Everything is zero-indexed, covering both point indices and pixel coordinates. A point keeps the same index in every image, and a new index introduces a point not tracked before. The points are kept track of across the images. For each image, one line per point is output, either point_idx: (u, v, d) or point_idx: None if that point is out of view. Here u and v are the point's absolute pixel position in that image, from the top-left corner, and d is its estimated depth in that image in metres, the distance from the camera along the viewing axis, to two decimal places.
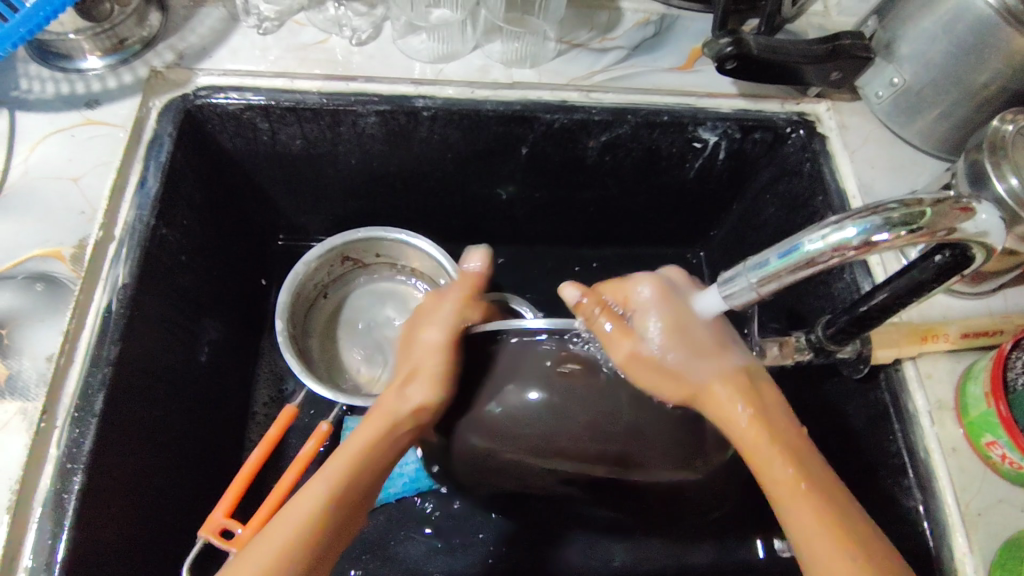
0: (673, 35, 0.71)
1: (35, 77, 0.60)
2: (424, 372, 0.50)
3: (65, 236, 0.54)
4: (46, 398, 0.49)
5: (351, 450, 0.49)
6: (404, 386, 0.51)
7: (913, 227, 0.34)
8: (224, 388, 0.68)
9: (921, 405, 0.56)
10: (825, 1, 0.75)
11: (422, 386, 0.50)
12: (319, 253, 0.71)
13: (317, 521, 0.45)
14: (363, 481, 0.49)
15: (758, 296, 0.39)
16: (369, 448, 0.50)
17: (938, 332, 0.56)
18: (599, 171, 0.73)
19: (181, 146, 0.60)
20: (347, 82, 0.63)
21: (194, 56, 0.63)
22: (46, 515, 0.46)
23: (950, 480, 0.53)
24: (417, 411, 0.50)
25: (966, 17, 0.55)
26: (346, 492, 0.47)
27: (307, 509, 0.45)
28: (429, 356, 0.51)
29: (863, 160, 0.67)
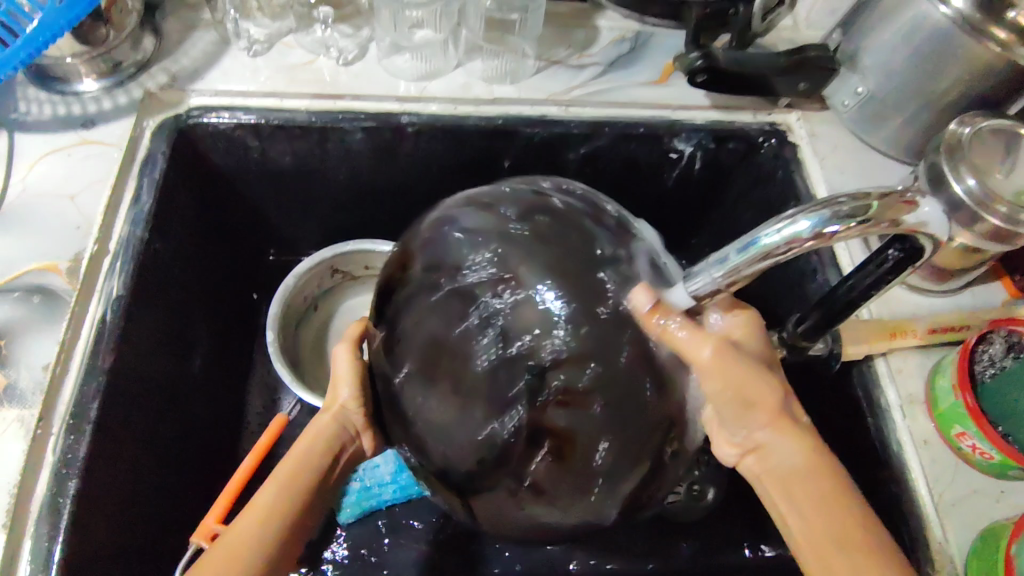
0: (648, 51, 0.74)
1: (33, 100, 0.63)
2: (345, 377, 0.53)
3: (62, 251, 0.56)
4: (44, 406, 0.50)
5: (292, 458, 0.50)
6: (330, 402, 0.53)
7: (861, 219, 0.36)
8: (216, 400, 0.70)
9: (893, 400, 0.58)
10: (794, 17, 0.78)
11: (348, 392, 0.52)
12: (309, 266, 0.73)
13: (271, 527, 0.45)
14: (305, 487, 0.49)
15: (721, 292, 0.41)
16: (305, 454, 0.50)
17: (907, 328, 0.58)
18: (581, 182, 0.75)
19: (173, 163, 0.63)
20: (334, 101, 0.66)
21: (186, 78, 0.65)
22: (42, 520, 0.47)
23: (922, 473, 0.55)
24: (351, 412, 0.52)
25: (923, 27, 0.58)
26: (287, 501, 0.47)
27: (258, 530, 0.45)
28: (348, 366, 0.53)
29: (832, 167, 0.69)
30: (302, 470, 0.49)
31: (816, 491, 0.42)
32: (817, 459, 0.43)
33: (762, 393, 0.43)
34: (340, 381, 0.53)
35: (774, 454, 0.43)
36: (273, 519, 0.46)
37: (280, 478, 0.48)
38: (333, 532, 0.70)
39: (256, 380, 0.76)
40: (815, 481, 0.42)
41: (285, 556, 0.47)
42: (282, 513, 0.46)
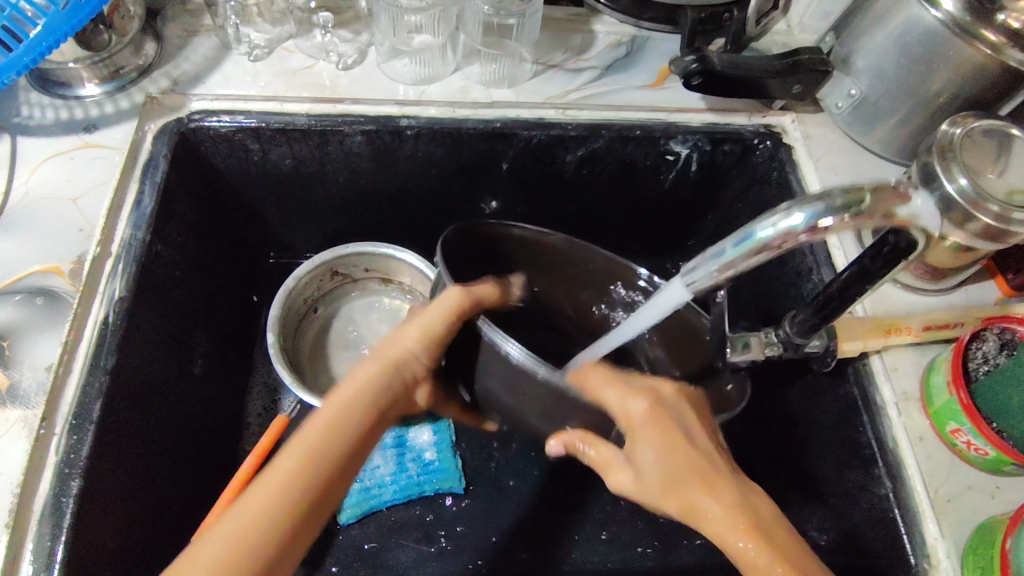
0: (644, 54, 0.75)
1: (35, 104, 0.63)
2: (417, 326, 0.51)
3: (64, 253, 0.57)
4: (46, 405, 0.51)
5: (345, 393, 0.48)
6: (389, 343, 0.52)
7: (855, 211, 0.37)
8: (216, 402, 0.70)
9: (889, 397, 0.58)
10: (788, 20, 0.79)
11: (417, 339, 0.51)
12: (309, 268, 0.74)
13: (294, 481, 0.44)
14: (358, 424, 0.48)
15: (718, 284, 0.42)
16: (363, 391, 0.49)
17: (901, 326, 0.59)
18: (578, 184, 0.76)
19: (175, 167, 0.63)
20: (334, 104, 0.67)
21: (188, 82, 0.66)
22: (44, 518, 0.47)
23: (918, 468, 0.55)
24: (411, 363, 0.51)
25: (914, 30, 0.59)
26: (319, 455, 0.45)
27: (279, 482, 0.43)
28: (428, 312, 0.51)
29: (827, 167, 0.70)
30: (356, 403, 0.48)
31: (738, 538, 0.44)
32: (728, 517, 0.45)
33: (669, 460, 0.46)
34: (414, 327, 0.51)
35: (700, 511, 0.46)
36: (318, 455, 0.45)
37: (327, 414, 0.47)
38: (333, 534, 0.70)
39: (257, 382, 0.76)
40: (738, 542, 0.44)
41: (322, 503, 0.45)
42: (310, 469, 0.44)
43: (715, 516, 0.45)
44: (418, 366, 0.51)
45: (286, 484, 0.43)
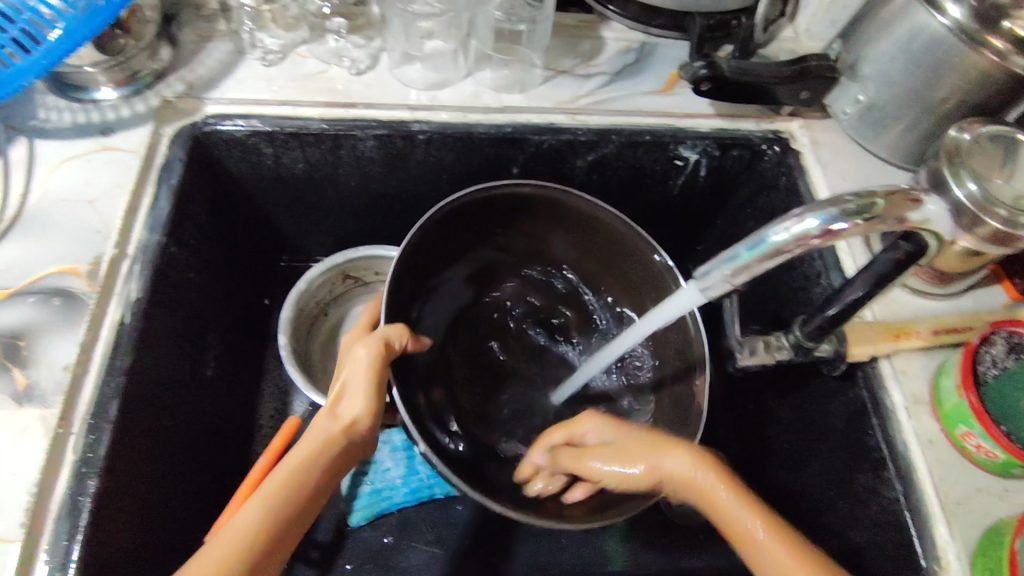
0: (653, 60, 0.76)
1: (52, 108, 0.64)
2: (354, 388, 0.51)
3: (81, 254, 0.57)
4: (64, 404, 0.51)
5: (294, 458, 0.47)
6: (335, 406, 0.51)
7: (868, 216, 0.37)
8: (228, 404, 0.70)
9: (898, 401, 0.59)
10: (795, 27, 0.80)
11: (358, 403, 0.51)
12: (321, 271, 0.74)
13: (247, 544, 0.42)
14: (308, 483, 0.46)
15: (733, 288, 0.42)
16: (311, 452, 0.48)
17: (911, 330, 0.59)
18: (588, 188, 0.77)
19: (189, 170, 0.64)
20: (347, 109, 0.67)
21: (203, 87, 0.67)
22: (61, 517, 0.48)
23: (928, 471, 0.56)
24: (361, 425, 0.50)
25: (921, 37, 0.60)
26: (270, 517, 0.44)
27: (231, 546, 0.42)
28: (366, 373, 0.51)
29: (835, 173, 0.71)
30: (308, 467, 0.47)
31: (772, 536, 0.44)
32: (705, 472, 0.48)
33: (627, 438, 0.52)
34: (352, 388, 0.51)
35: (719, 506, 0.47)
36: (275, 513, 0.44)
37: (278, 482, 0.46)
38: (344, 535, 0.71)
39: (268, 384, 0.77)
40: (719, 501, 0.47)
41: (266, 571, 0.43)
42: (260, 531, 0.43)
43: (682, 473, 0.49)
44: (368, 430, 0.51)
45: (235, 550, 0.41)
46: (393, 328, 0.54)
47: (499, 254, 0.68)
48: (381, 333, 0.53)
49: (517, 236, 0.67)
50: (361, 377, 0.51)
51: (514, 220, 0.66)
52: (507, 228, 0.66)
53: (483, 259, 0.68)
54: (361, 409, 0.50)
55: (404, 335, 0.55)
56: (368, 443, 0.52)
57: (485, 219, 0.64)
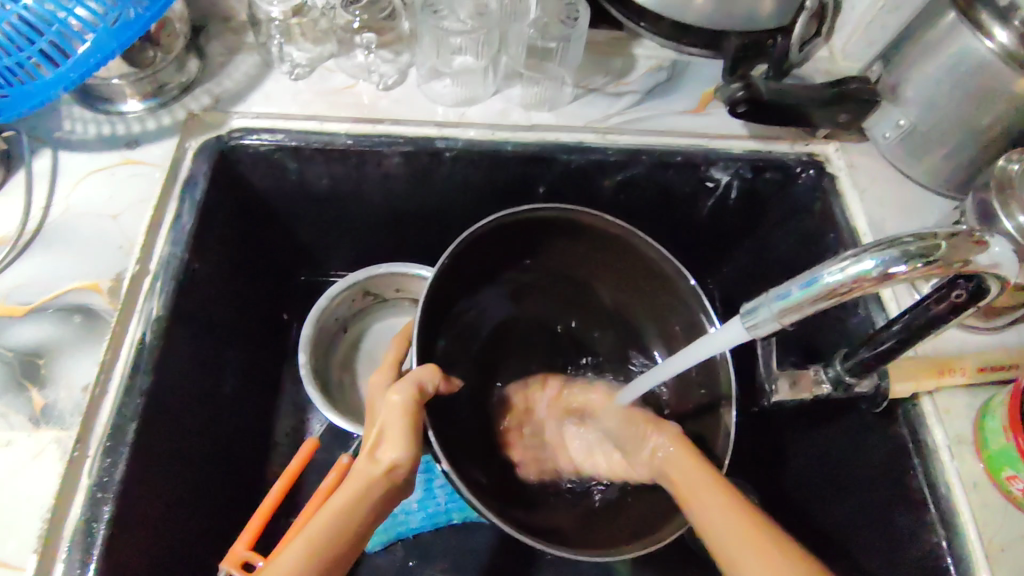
0: (686, 79, 0.74)
1: (78, 119, 0.64)
2: (390, 433, 0.47)
3: (102, 270, 0.56)
4: (81, 426, 0.50)
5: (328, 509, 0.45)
6: (371, 449, 0.47)
7: (931, 258, 0.35)
8: (246, 422, 0.69)
9: (941, 440, 0.56)
10: (831, 47, 0.78)
11: (393, 449, 0.47)
12: (341, 288, 0.73)
13: None
14: (342, 538, 0.44)
15: (783, 326, 0.41)
16: (346, 505, 0.44)
17: (955, 366, 0.56)
18: (615, 209, 0.75)
19: (213, 185, 0.63)
20: (373, 125, 0.66)
21: (229, 100, 0.66)
22: (75, 543, 0.47)
23: (971, 515, 0.53)
24: (401, 472, 0.46)
25: (968, 63, 0.58)
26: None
27: None
28: (401, 417, 0.47)
29: (872, 200, 0.68)
30: (343, 522, 0.44)
31: (733, 524, 0.43)
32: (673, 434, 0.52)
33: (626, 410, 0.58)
34: (387, 432, 0.47)
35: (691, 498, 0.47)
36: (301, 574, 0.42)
37: (315, 538, 0.43)
38: (360, 558, 0.69)
39: (285, 400, 0.75)
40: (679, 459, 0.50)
41: None
42: None
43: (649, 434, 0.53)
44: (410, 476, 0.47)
45: None
46: (426, 371, 0.50)
47: (531, 277, 0.64)
48: (413, 376, 0.49)
49: (548, 257, 0.63)
50: (397, 420, 0.47)
51: (539, 249, 0.62)
52: (537, 252, 0.62)
53: (518, 280, 0.63)
54: (396, 457, 0.46)
55: (437, 376, 0.50)
56: (406, 492, 0.48)
57: (511, 245, 0.60)
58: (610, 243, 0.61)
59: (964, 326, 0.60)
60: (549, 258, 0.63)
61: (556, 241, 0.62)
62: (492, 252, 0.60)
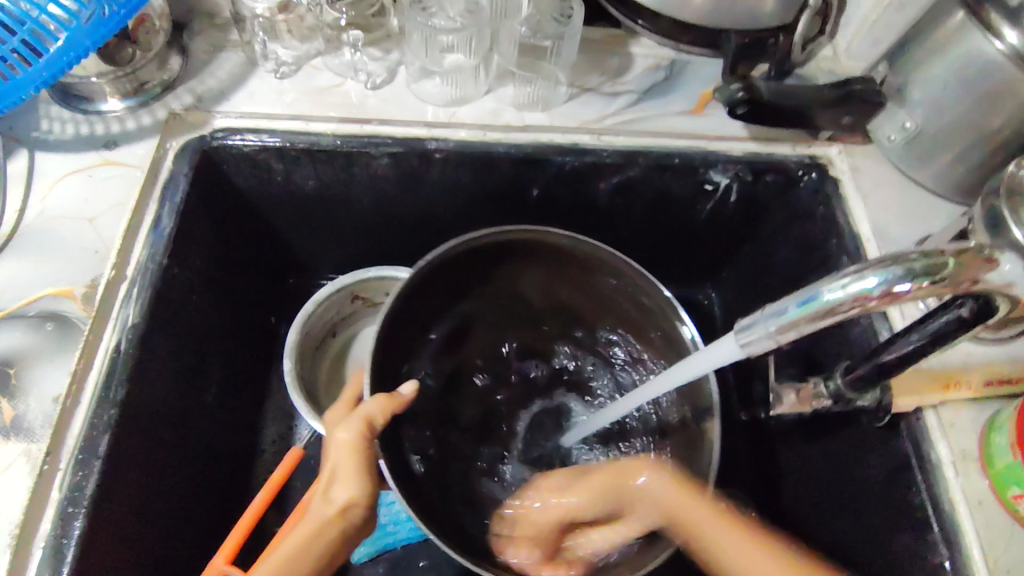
0: (684, 79, 0.72)
1: (56, 118, 0.62)
2: (340, 472, 0.47)
3: (78, 276, 0.54)
4: (52, 438, 0.48)
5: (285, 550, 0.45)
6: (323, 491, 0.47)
7: (936, 277, 0.33)
8: (229, 429, 0.67)
9: (945, 456, 0.54)
10: (835, 46, 0.75)
11: (344, 488, 0.46)
12: (329, 293, 0.71)
13: None
14: None
15: (778, 344, 0.40)
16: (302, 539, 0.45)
17: (960, 379, 0.55)
18: (610, 212, 0.73)
19: (195, 186, 0.61)
20: (361, 125, 0.64)
21: (212, 99, 0.64)
22: (44, 559, 0.45)
23: (977, 535, 0.51)
24: (356, 508, 0.46)
25: (977, 64, 0.56)
26: None
27: None
28: (350, 456, 0.47)
29: (876, 204, 0.66)
30: None
31: (716, 522, 0.47)
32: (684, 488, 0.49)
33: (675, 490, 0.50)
34: (337, 470, 0.47)
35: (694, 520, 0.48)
36: None
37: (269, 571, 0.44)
38: (346, 570, 0.68)
39: (272, 406, 0.74)
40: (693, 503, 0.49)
41: None
42: None
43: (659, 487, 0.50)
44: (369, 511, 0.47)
45: None
46: (375, 403, 0.49)
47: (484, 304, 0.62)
48: (361, 412, 0.48)
49: (502, 283, 0.61)
50: (346, 455, 0.47)
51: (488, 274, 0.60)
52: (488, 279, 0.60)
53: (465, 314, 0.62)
54: (350, 495, 0.46)
55: (387, 408, 0.49)
56: (370, 525, 0.48)
57: (465, 274, 0.59)
58: (566, 260, 0.59)
59: (973, 337, 0.57)
60: (500, 284, 0.61)
61: (507, 264, 0.60)
62: (446, 282, 0.58)
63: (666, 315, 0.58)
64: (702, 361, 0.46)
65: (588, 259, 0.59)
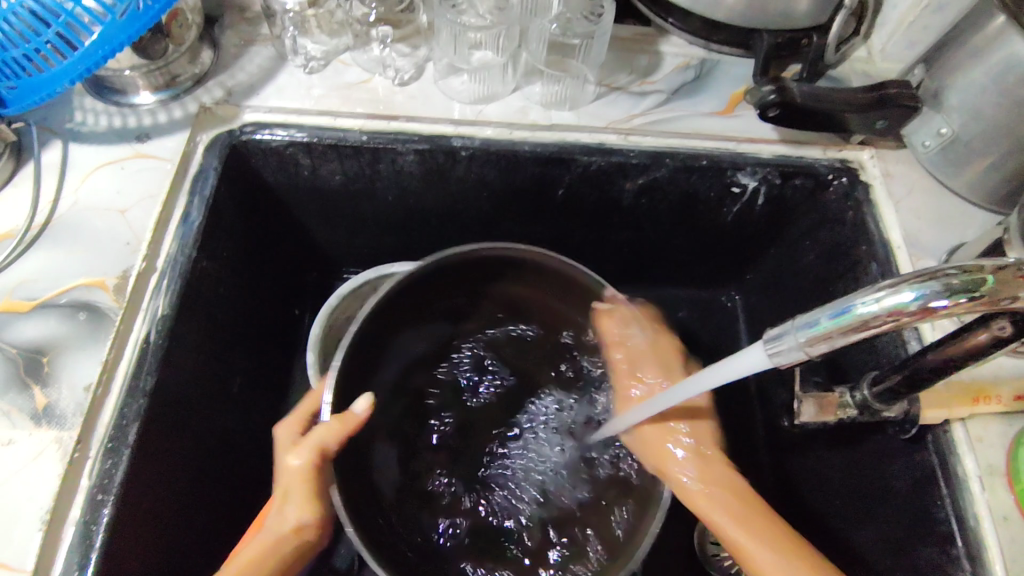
0: (714, 79, 0.71)
1: (89, 110, 0.63)
2: (296, 492, 0.50)
3: (110, 267, 0.55)
4: (83, 427, 0.49)
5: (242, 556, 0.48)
6: (277, 507, 0.51)
7: (974, 294, 0.33)
8: (252, 420, 0.69)
9: (972, 469, 0.53)
10: (869, 47, 0.74)
11: (298, 507, 0.50)
12: (352, 287, 0.71)
13: None
14: None
15: (807, 356, 0.39)
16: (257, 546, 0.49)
17: (991, 394, 0.53)
18: (635, 213, 0.72)
19: (224, 180, 0.62)
20: (388, 121, 0.64)
21: (242, 94, 0.65)
22: (75, 544, 0.46)
23: (1001, 551, 0.50)
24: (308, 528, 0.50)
25: (1018, 69, 0.54)
26: None
27: None
28: (303, 479, 0.51)
29: (907, 211, 0.65)
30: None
31: (722, 490, 0.53)
32: (710, 481, 0.54)
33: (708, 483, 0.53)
34: (290, 491, 0.50)
35: (716, 522, 0.52)
36: None
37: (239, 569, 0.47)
38: (363, 561, 0.69)
39: (295, 398, 0.75)
40: (725, 494, 0.52)
41: None
42: None
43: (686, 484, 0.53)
44: (319, 529, 0.51)
45: None
46: (325, 430, 0.50)
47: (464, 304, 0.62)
48: (314, 439, 0.50)
49: (486, 300, 0.62)
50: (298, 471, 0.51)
51: (486, 283, 0.60)
52: (478, 294, 0.61)
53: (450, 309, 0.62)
54: (300, 519, 0.50)
55: (339, 433, 0.51)
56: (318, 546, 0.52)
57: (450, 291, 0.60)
58: (564, 282, 0.59)
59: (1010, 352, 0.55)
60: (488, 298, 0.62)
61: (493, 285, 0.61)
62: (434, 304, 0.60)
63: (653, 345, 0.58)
64: (718, 377, 0.45)
65: (579, 288, 0.59)
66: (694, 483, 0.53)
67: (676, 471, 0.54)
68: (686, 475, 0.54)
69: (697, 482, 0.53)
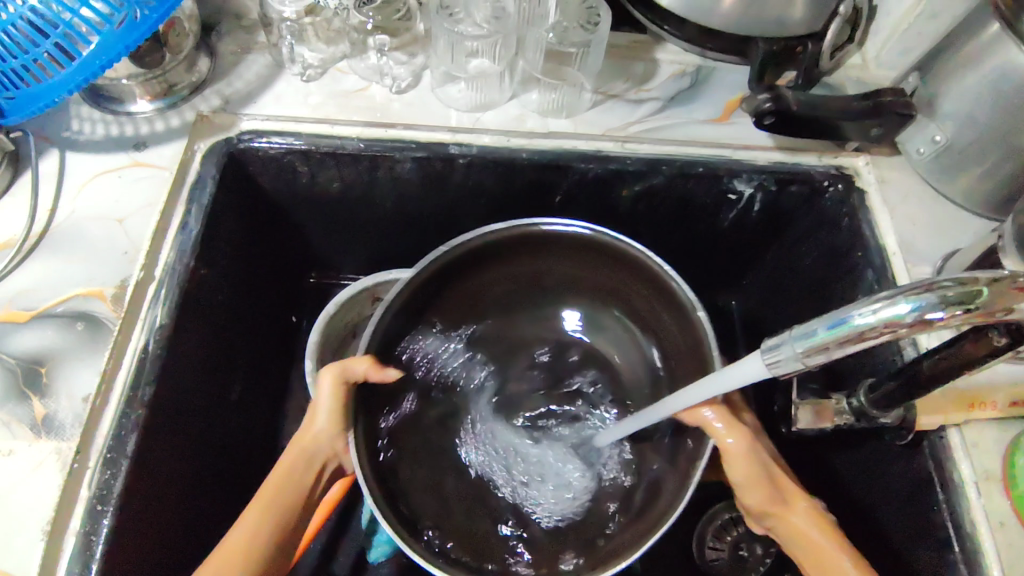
0: (710, 86, 0.71)
1: (86, 119, 0.63)
2: (318, 407, 0.54)
3: (108, 277, 0.55)
4: (81, 437, 0.49)
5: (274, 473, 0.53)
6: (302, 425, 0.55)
7: (970, 306, 0.33)
8: (250, 428, 0.69)
9: (967, 475, 0.53)
10: (864, 54, 0.74)
11: (321, 420, 0.54)
12: (350, 294, 0.71)
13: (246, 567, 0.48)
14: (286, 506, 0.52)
15: (804, 367, 0.39)
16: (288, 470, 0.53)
17: (986, 400, 0.54)
18: (633, 219, 0.72)
19: (222, 188, 0.62)
20: (385, 129, 0.65)
21: (239, 102, 0.65)
22: (74, 555, 0.46)
23: (998, 557, 0.50)
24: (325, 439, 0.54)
25: (1012, 77, 0.55)
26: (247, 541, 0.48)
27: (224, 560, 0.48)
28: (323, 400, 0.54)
29: (903, 217, 0.65)
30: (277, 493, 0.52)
31: (810, 518, 0.52)
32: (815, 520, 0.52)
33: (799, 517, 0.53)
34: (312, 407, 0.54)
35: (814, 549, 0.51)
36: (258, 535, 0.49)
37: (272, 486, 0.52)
38: (362, 568, 0.69)
39: (293, 406, 0.75)
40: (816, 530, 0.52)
41: None
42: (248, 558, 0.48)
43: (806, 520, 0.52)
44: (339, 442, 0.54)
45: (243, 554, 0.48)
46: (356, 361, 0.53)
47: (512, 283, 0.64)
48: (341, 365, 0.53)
49: (530, 276, 0.63)
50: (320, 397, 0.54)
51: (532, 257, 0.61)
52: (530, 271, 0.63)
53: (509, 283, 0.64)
54: (321, 430, 0.54)
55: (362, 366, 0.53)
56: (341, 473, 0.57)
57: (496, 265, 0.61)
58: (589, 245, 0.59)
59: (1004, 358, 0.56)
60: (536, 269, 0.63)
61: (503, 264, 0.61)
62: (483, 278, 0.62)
63: (673, 297, 0.56)
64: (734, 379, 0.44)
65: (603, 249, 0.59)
66: (787, 508, 0.53)
67: (815, 515, 0.53)
68: (800, 509, 0.53)
69: (802, 513, 0.53)
